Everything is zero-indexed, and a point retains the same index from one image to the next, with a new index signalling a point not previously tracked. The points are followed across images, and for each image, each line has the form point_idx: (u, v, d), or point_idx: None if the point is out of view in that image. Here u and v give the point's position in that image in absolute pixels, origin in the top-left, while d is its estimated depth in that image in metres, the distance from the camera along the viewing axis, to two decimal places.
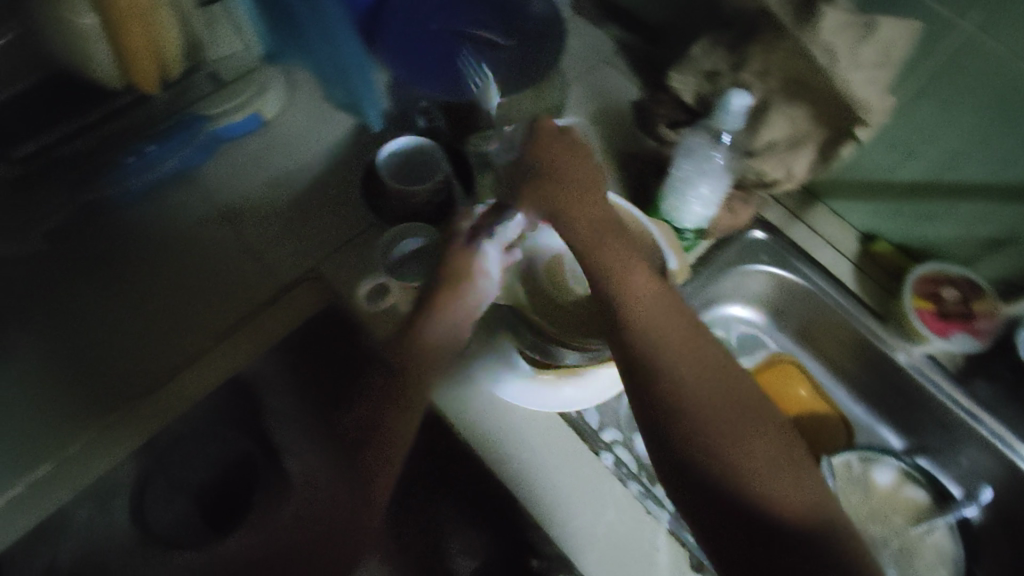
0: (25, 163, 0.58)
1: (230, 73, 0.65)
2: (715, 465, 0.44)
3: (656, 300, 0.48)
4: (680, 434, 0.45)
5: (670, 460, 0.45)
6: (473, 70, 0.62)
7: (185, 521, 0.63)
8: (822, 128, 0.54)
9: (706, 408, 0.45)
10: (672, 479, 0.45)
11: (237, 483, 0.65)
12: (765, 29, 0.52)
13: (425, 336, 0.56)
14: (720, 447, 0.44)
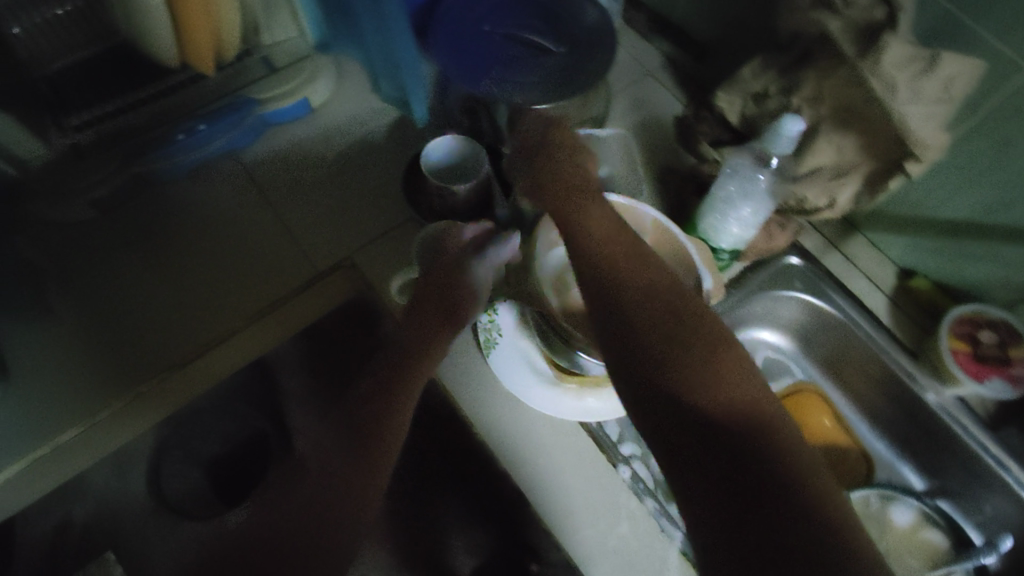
0: (79, 133, 0.58)
1: (282, 59, 0.67)
2: (743, 454, 0.35)
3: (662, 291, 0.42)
4: (700, 429, 0.36)
5: (680, 471, 0.35)
6: (520, 75, 0.61)
7: (197, 491, 0.58)
8: (871, 159, 0.54)
9: (724, 407, 0.36)
10: (695, 492, 0.35)
11: (245, 463, 0.60)
12: (823, 56, 0.52)
13: (431, 321, 0.56)
14: (744, 452, 0.35)
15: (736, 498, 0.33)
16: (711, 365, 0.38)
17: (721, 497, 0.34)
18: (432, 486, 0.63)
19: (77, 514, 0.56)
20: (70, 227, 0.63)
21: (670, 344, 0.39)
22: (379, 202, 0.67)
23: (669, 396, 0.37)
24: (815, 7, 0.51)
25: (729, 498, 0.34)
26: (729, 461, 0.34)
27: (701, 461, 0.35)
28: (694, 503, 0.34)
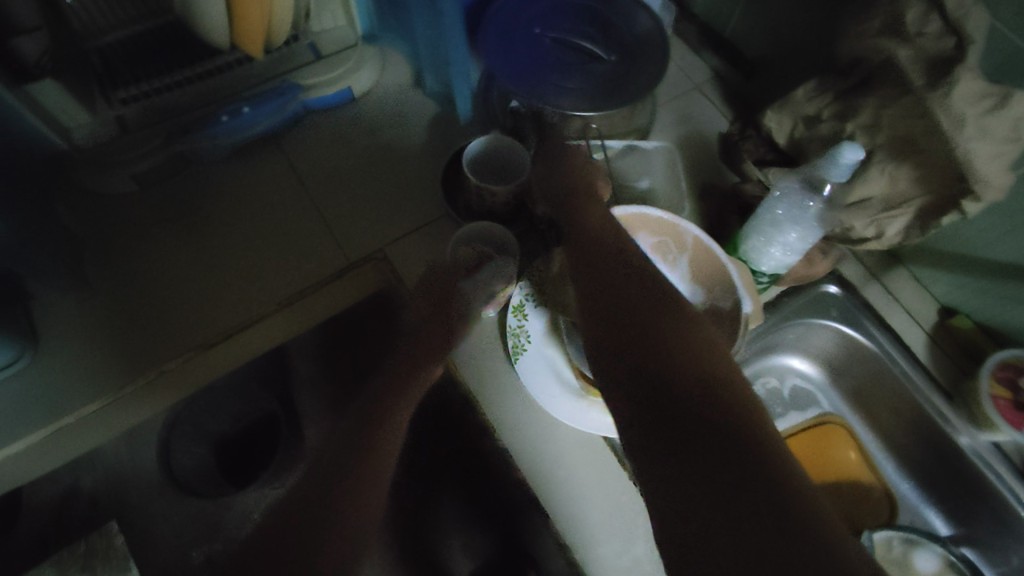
0: (125, 106, 0.57)
1: (328, 47, 0.65)
2: (741, 474, 0.34)
3: (677, 330, 0.44)
4: (697, 460, 0.35)
5: (688, 500, 0.34)
6: (568, 78, 0.59)
7: (203, 469, 0.57)
8: (926, 194, 0.52)
9: (731, 441, 0.35)
10: (693, 522, 0.33)
11: (257, 444, 0.59)
12: (885, 84, 0.50)
13: (444, 325, 0.59)
14: (752, 481, 0.33)
15: (746, 528, 0.32)
16: (717, 403, 0.38)
17: (727, 529, 0.32)
18: (437, 487, 0.60)
19: (83, 483, 0.54)
20: (109, 197, 0.64)
21: (674, 387, 0.40)
22: (414, 196, 0.67)
23: (673, 434, 0.37)
24: (881, 32, 0.49)
25: (736, 529, 0.32)
26: (737, 490, 0.33)
27: (706, 493, 0.34)
28: (702, 535, 0.33)
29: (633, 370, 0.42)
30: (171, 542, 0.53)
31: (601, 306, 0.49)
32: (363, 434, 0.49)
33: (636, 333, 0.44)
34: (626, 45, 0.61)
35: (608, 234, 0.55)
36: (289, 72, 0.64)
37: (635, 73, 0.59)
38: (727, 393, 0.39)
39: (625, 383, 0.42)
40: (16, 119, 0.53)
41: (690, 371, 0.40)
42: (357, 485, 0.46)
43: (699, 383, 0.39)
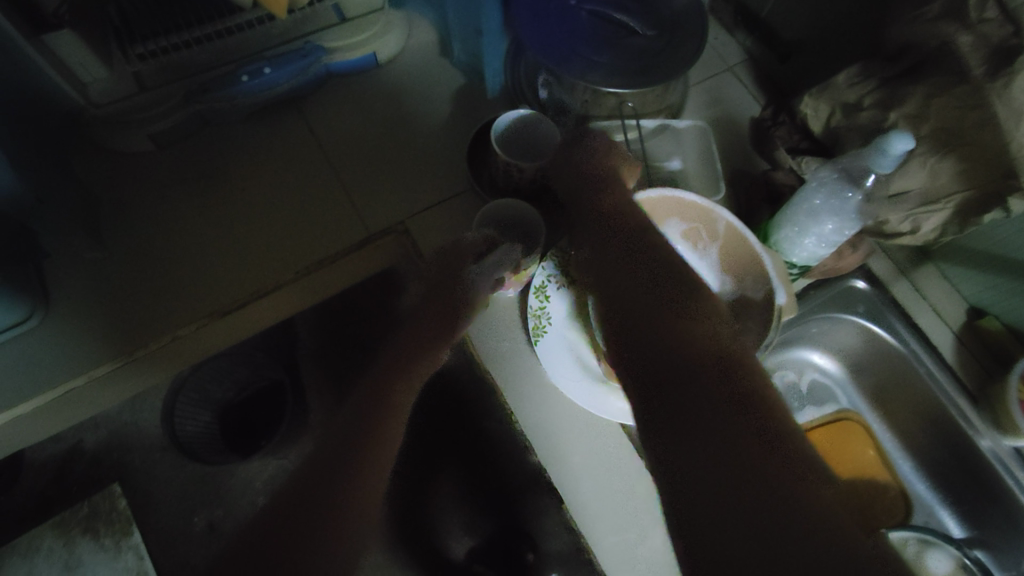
0: (142, 63, 0.55)
1: (353, 10, 0.62)
2: (748, 466, 0.34)
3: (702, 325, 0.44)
4: (703, 445, 0.36)
5: (694, 482, 0.35)
6: (603, 50, 0.57)
7: (207, 432, 0.75)
8: (968, 189, 0.49)
9: (743, 430, 0.36)
10: (693, 503, 0.34)
11: (259, 408, 0.79)
12: (940, 71, 0.48)
13: (446, 307, 0.57)
14: (763, 473, 0.34)
15: (754, 518, 0.32)
16: (728, 390, 0.38)
17: (737, 516, 0.33)
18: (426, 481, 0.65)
19: (87, 443, 0.72)
20: (124, 156, 0.62)
21: (684, 380, 0.39)
22: (433, 167, 0.65)
23: (681, 423, 0.37)
24: (941, 17, 0.48)
25: (759, 529, 0.32)
26: (761, 489, 0.33)
27: (727, 489, 0.34)
28: (707, 519, 0.33)
29: (654, 358, 0.42)
30: (173, 505, 0.73)
31: (626, 300, 0.48)
32: (370, 420, 0.49)
33: (657, 320, 0.45)
34: (666, 21, 0.59)
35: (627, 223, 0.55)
36: (313, 33, 0.62)
37: (673, 50, 0.57)
38: (748, 391, 0.38)
39: (642, 372, 0.42)
40: (34, 73, 0.51)
41: (713, 367, 0.40)
42: (370, 460, 0.46)
43: (716, 377, 0.39)
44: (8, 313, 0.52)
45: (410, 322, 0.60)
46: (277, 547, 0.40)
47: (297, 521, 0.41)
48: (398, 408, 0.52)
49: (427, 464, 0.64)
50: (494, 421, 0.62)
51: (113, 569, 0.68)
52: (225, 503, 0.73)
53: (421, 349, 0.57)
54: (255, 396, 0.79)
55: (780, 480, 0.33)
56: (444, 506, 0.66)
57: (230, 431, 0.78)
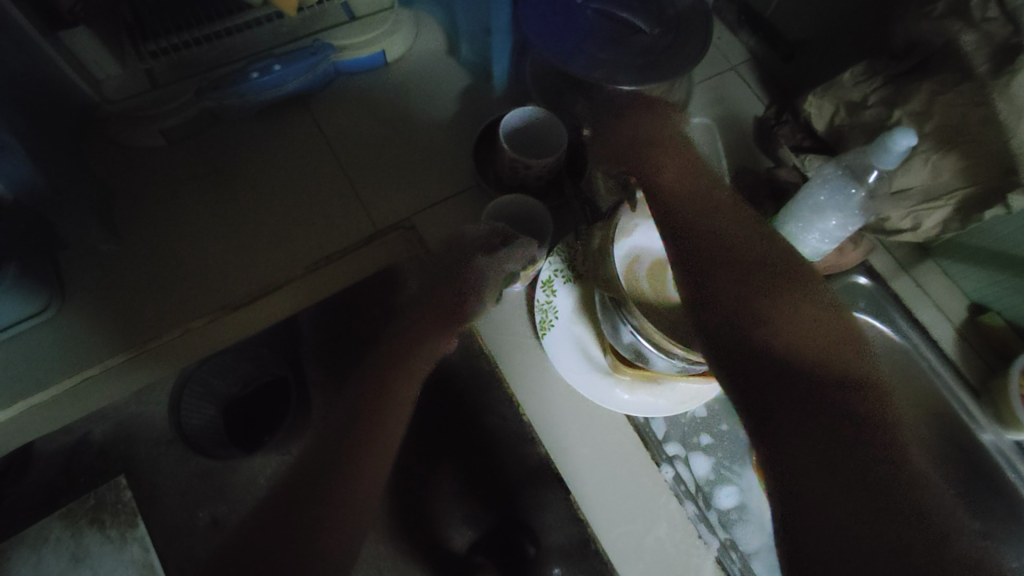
0: (154, 59, 0.56)
1: (362, 9, 0.63)
2: (853, 455, 0.33)
3: (781, 302, 0.40)
4: (807, 437, 0.33)
5: (811, 482, 0.32)
6: (611, 47, 0.57)
7: (211, 426, 0.68)
8: (969, 186, 0.50)
9: (845, 418, 0.34)
10: (811, 503, 0.31)
11: (263, 404, 0.72)
12: (946, 68, 0.49)
13: (447, 299, 0.58)
14: (869, 463, 0.32)
15: (869, 514, 0.31)
16: (827, 378, 0.36)
17: (852, 514, 0.31)
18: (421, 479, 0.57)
19: None
20: (136, 152, 0.63)
21: (774, 375, 0.36)
22: (443, 163, 0.66)
23: (786, 416, 0.34)
24: (946, 15, 0.49)
25: (869, 531, 0.30)
26: (870, 491, 0.31)
27: (835, 493, 0.31)
28: (822, 520, 0.31)
29: (740, 340, 0.38)
30: (176, 501, 0.57)
31: (697, 273, 0.41)
32: (372, 409, 0.50)
33: (739, 302, 0.40)
34: (672, 18, 0.59)
35: (663, 194, 0.48)
36: (323, 30, 0.63)
37: (678, 49, 0.58)
38: (841, 386, 0.36)
39: (729, 362, 0.37)
40: (50, 68, 0.53)
41: (809, 363, 0.36)
42: (372, 447, 0.48)
43: (811, 373, 0.36)
44: (25, 304, 0.54)
45: (418, 310, 0.59)
46: (282, 539, 0.41)
47: (290, 514, 0.43)
48: (401, 399, 0.52)
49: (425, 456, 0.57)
50: (498, 417, 0.58)
51: (119, 563, 0.56)
52: (230, 499, 0.57)
53: (424, 336, 0.56)
54: (261, 392, 0.73)
55: (886, 481, 0.32)
56: (446, 500, 0.57)
57: (233, 426, 0.71)
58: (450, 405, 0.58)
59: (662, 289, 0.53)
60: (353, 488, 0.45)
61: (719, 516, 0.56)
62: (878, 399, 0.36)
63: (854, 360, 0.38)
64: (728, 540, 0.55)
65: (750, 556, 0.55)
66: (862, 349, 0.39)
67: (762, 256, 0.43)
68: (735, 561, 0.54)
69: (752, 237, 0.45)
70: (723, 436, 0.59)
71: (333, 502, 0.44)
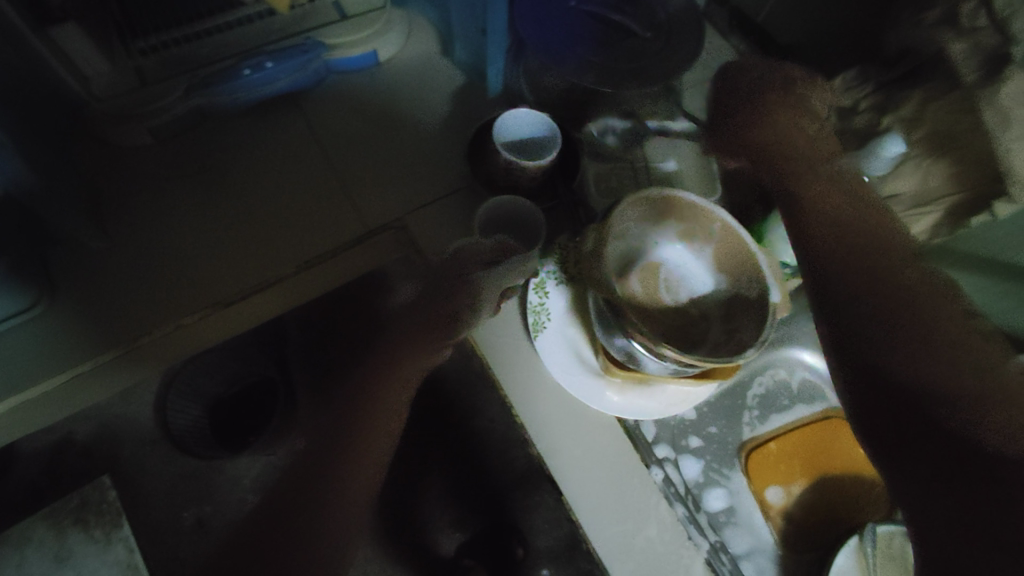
0: (143, 58, 0.55)
1: (352, 6, 0.63)
2: (954, 443, 0.39)
3: (893, 296, 0.46)
4: (916, 435, 0.41)
5: (912, 479, 0.40)
6: (603, 52, 0.58)
7: (198, 426, 0.71)
8: (960, 192, 0.50)
9: (944, 411, 0.41)
10: (912, 493, 0.40)
11: (248, 405, 0.75)
12: (937, 75, 0.49)
13: (435, 313, 0.56)
14: (971, 453, 0.39)
15: (969, 498, 0.37)
16: (939, 377, 0.42)
17: (956, 503, 0.38)
18: (417, 488, 0.66)
19: (78, 435, 0.67)
20: (125, 150, 0.63)
21: (897, 401, 0.43)
22: (437, 164, 0.65)
23: (899, 420, 0.42)
24: (938, 24, 0.49)
25: (967, 514, 0.37)
26: (971, 478, 0.38)
27: (933, 503, 0.39)
28: (922, 510, 0.39)
29: (856, 351, 0.46)
30: (164, 499, 0.69)
31: (828, 308, 0.48)
32: (346, 429, 0.53)
33: (844, 303, 0.47)
34: (662, 24, 0.59)
35: (772, 147, 0.57)
36: (313, 28, 0.62)
37: (670, 52, 0.58)
38: (960, 379, 0.42)
39: (852, 381, 0.45)
40: (38, 64, 0.52)
41: (936, 389, 0.42)
42: (353, 460, 0.52)
43: (932, 397, 0.42)
44: (10, 302, 0.53)
45: (397, 325, 0.60)
46: (259, 551, 0.48)
47: (283, 516, 0.49)
48: (393, 406, 0.55)
49: (416, 469, 0.66)
50: (485, 420, 0.65)
51: (103, 562, 0.64)
52: (215, 500, 0.70)
53: (411, 347, 0.57)
54: (242, 394, 0.74)
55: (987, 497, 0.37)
56: (435, 508, 0.67)
57: (222, 425, 0.74)
58: (440, 432, 0.65)
59: (653, 289, 0.54)
60: (332, 497, 0.50)
61: (708, 517, 0.57)
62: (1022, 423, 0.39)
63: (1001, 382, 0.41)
64: (718, 543, 0.55)
65: (739, 558, 0.56)
66: (995, 357, 0.43)
67: (871, 249, 0.49)
68: (724, 564, 0.54)
69: (869, 222, 0.50)
70: (710, 439, 0.60)
71: (329, 510, 0.49)
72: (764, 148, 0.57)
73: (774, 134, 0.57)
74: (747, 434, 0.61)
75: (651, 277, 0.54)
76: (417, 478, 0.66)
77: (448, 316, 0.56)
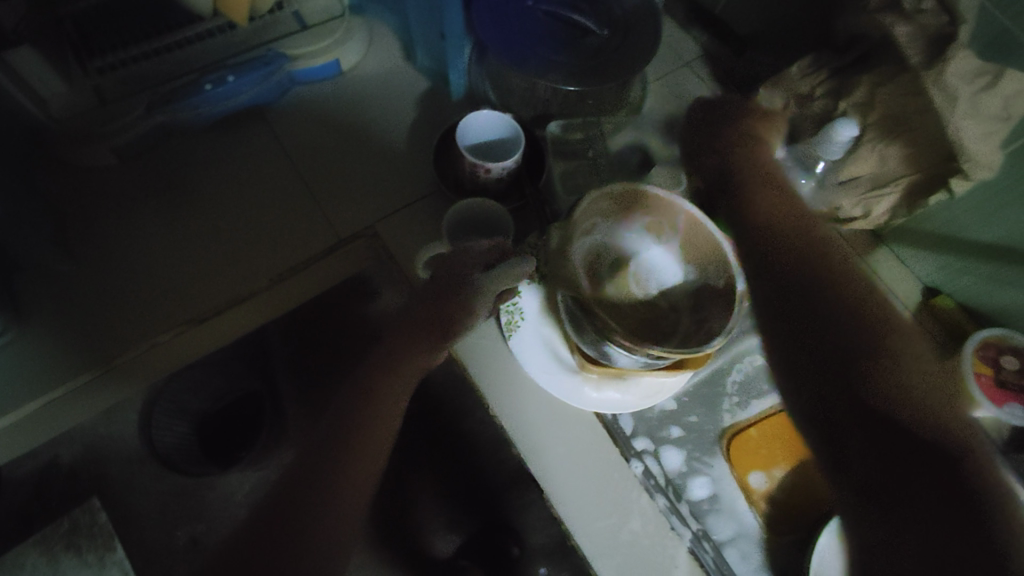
0: (101, 76, 0.56)
1: (313, 16, 0.63)
2: (892, 439, 0.40)
3: (823, 286, 0.47)
4: (859, 432, 0.41)
5: (861, 480, 0.40)
6: (562, 51, 0.58)
7: (184, 443, 0.70)
8: (914, 172, 0.52)
9: (879, 401, 0.41)
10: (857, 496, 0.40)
11: (233, 423, 0.74)
12: (885, 60, 0.50)
13: (424, 316, 0.55)
14: (909, 449, 0.39)
15: (925, 506, 0.37)
16: (868, 367, 0.43)
17: (907, 507, 0.37)
18: (411, 493, 0.67)
19: (63, 456, 0.68)
20: (88, 172, 0.62)
21: (834, 397, 0.43)
22: (405, 170, 0.65)
23: (838, 417, 0.42)
24: (882, 9, 0.50)
25: (924, 515, 0.37)
26: (916, 477, 0.38)
27: (877, 527, 0.38)
28: (876, 521, 0.38)
29: (796, 347, 0.46)
30: (153, 519, 0.69)
31: (781, 311, 0.47)
32: (341, 431, 0.53)
33: (779, 299, 0.48)
34: (619, 19, 0.60)
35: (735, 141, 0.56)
36: (274, 40, 0.62)
37: (628, 47, 0.58)
38: (884, 367, 0.43)
39: (809, 385, 0.45)
40: None
41: (897, 410, 0.41)
42: (345, 466, 0.51)
43: (898, 419, 0.40)
44: None
45: (393, 331, 0.58)
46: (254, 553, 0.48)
47: (276, 525, 0.49)
48: (385, 413, 0.54)
49: (410, 475, 0.67)
50: (474, 420, 0.66)
51: None
52: (207, 518, 0.70)
53: (402, 353, 0.56)
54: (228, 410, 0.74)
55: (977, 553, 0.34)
56: (431, 511, 0.68)
57: (211, 439, 0.73)
58: (432, 436, 0.66)
59: (623, 281, 0.54)
60: (332, 500, 0.50)
61: (690, 506, 0.57)
62: (989, 459, 0.38)
63: (924, 393, 0.42)
64: (701, 531, 0.56)
65: (722, 545, 0.56)
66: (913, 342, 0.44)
67: (801, 243, 0.50)
68: (707, 551, 0.55)
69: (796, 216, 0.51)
70: (692, 428, 0.60)
71: (326, 512, 0.49)
72: (727, 141, 0.57)
73: (745, 129, 0.57)
74: (727, 420, 0.61)
75: (621, 271, 0.54)
76: (410, 483, 0.67)
77: (437, 318, 0.55)
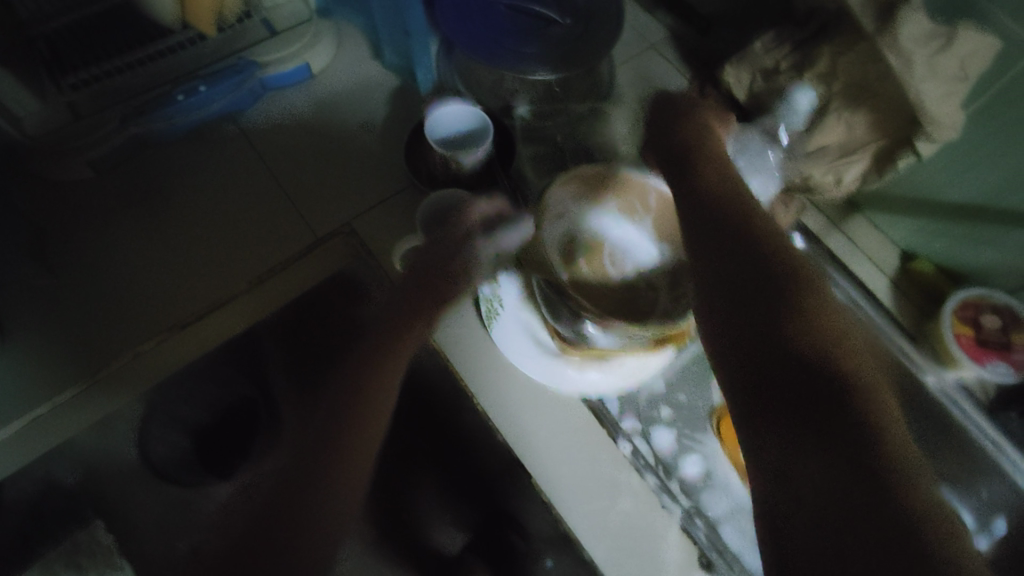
0: (75, 92, 0.56)
1: (282, 23, 0.64)
2: (813, 387, 0.34)
3: (753, 234, 0.42)
4: (778, 381, 0.35)
5: (776, 436, 0.33)
6: (526, 41, 0.59)
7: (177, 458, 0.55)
8: (881, 137, 0.53)
9: (807, 353, 0.35)
10: (778, 454, 0.33)
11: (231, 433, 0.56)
12: (843, 30, 0.51)
13: (417, 302, 0.55)
14: (827, 402, 0.33)
15: (833, 465, 0.31)
16: (793, 315, 0.37)
17: (819, 465, 0.31)
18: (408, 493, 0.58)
19: None
20: (66, 185, 0.63)
21: (763, 341, 0.37)
22: (380, 168, 0.66)
23: (766, 367, 0.36)
24: None
25: (837, 484, 0.30)
26: (828, 438, 0.32)
27: (855, 491, 0.30)
28: (791, 484, 0.31)
29: (729, 291, 0.39)
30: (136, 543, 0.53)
31: (721, 252, 0.41)
32: (337, 421, 0.47)
33: (709, 238, 0.43)
34: (583, 8, 0.60)
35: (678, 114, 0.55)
36: (245, 48, 0.63)
37: (591, 34, 0.59)
38: (809, 317, 0.37)
39: (751, 349, 0.36)
40: None
41: (838, 377, 0.34)
42: (346, 454, 0.46)
43: (835, 387, 0.34)
44: None
45: (372, 324, 0.55)
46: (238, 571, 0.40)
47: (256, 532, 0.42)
48: (384, 405, 0.50)
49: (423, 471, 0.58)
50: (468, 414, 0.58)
51: None
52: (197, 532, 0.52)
53: (388, 334, 0.53)
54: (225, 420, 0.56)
55: (909, 535, 0.28)
56: (431, 511, 0.58)
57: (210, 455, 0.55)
58: (433, 429, 0.59)
59: (599, 265, 0.53)
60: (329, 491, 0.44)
61: (681, 484, 0.57)
62: (904, 440, 0.32)
63: (852, 359, 0.36)
64: (692, 508, 0.56)
65: (716, 521, 0.56)
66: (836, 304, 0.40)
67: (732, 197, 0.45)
68: (699, 528, 0.55)
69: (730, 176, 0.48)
70: (680, 407, 0.60)
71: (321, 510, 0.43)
72: (673, 115, 0.55)
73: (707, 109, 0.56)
74: (715, 399, 0.61)
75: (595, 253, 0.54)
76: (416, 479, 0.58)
77: (430, 298, 0.55)
